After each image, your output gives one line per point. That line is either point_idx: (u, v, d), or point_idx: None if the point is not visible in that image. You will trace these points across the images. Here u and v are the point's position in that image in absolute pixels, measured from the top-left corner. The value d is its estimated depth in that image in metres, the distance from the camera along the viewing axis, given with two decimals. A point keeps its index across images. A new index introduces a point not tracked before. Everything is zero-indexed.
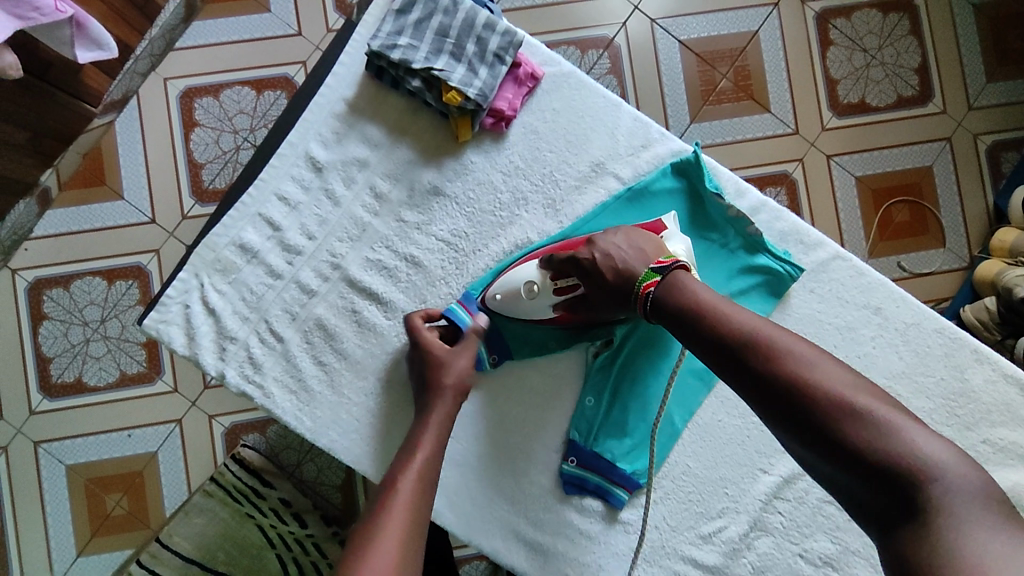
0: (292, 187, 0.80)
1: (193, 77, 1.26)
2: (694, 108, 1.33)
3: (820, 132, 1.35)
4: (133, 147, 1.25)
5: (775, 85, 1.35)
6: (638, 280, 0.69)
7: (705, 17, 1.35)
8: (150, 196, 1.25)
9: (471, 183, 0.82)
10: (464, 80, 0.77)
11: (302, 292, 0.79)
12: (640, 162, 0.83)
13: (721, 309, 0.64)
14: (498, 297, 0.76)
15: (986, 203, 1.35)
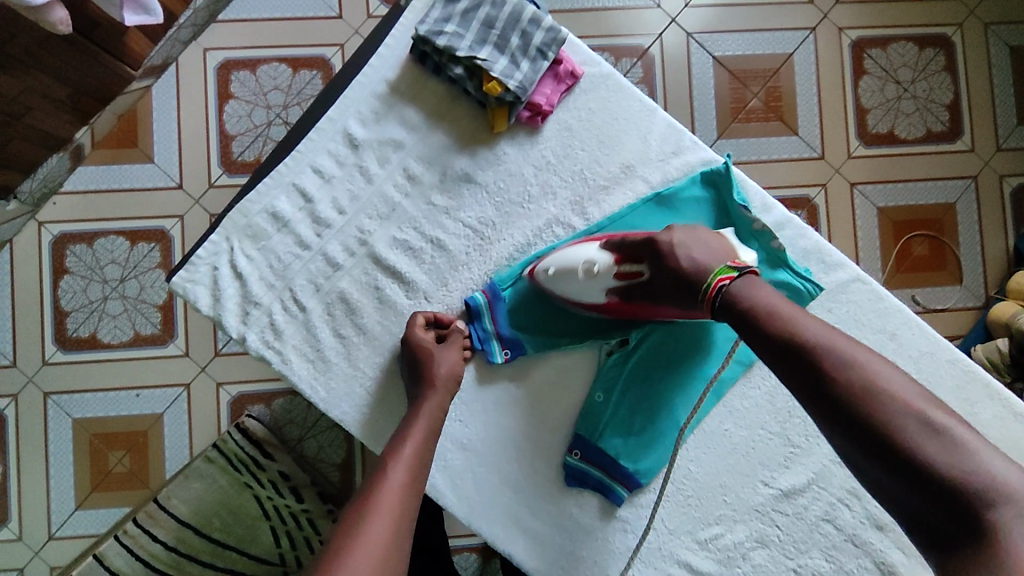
0: (327, 160, 0.80)
1: (235, 50, 1.29)
2: (722, 125, 1.35)
3: (846, 159, 1.36)
4: (167, 113, 1.28)
5: (805, 108, 1.36)
6: (711, 273, 0.68)
7: (741, 35, 1.36)
8: (181, 162, 1.27)
9: (502, 173, 0.83)
10: (506, 72, 0.78)
11: (327, 265, 0.79)
12: (670, 169, 0.85)
13: (791, 316, 0.63)
14: (549, 270, 0.78)
15: (1006, 244, 1.36)
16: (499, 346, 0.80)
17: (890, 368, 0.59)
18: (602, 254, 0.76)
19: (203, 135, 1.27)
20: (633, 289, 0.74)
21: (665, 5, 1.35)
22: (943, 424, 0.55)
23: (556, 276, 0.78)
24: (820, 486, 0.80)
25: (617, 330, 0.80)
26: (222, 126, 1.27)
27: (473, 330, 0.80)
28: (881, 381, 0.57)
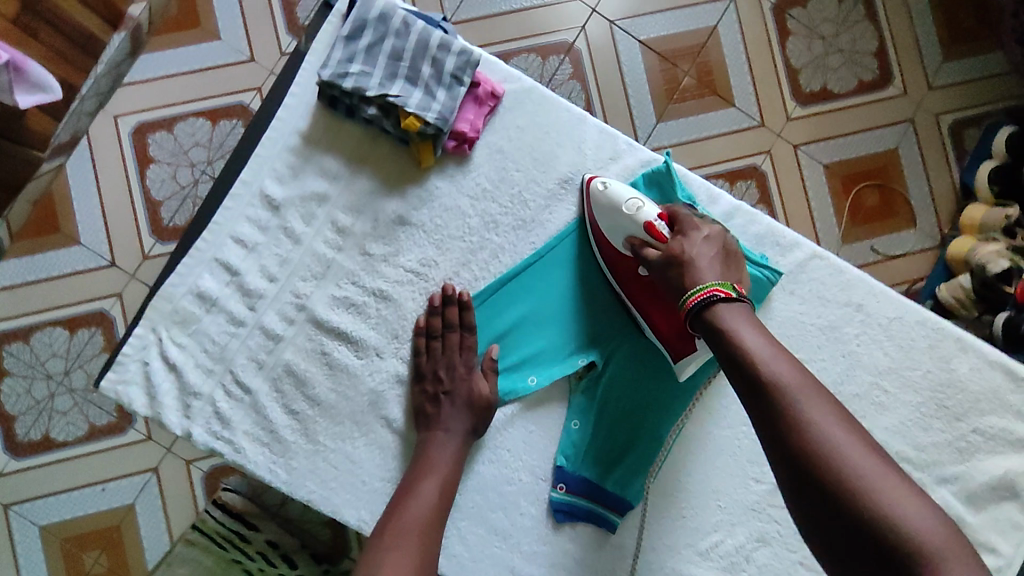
0: (247, 227, 0.75)
1: (149, 112, 1.22)
2: (659, 109, 1.34)
3: (785, 123, 1.35)
4: (86, 188, 1.20)
5: (737, 79, 1.35)
6: (716, 280, 0.67)
7: (662, 15, 1.35)
8: (109, 238, 1.20)
9: (438, 210, 0.78)
10: (422, 105, 0.73)
11: (267, 339, 0.74)
12: (610, 177, 0.82)
13: (763, 354, 0.60)
14: (601, 186, 0.77)
15: (952, 180, 1.36)
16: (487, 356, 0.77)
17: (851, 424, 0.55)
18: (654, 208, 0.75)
19: (129, 207, 1.21)
20: (644, 252, 0.73)
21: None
22: (899, 497, 0.50)
23: (602, 200, 0.76)
24: None
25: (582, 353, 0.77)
26: (147, 195, 1.20)
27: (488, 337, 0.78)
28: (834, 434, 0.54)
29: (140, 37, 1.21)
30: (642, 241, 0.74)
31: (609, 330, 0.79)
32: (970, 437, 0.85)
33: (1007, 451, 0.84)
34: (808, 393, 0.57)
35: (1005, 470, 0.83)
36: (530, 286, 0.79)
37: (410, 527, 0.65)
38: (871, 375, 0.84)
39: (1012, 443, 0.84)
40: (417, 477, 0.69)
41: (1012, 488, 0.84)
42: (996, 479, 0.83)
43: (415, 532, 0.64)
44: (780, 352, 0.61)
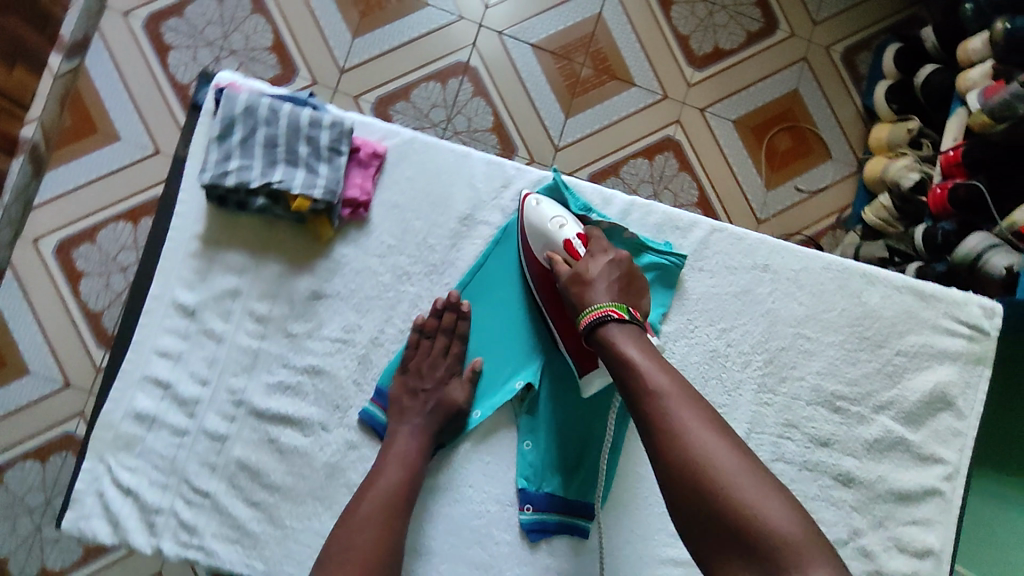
0: (169, 339, 0.77)
1: (65, 228, 1.23)
2: (565, 105, 1.41)
3: (687, 90, 1.45)
4: (22, 316, 1.20)
5: (632, 59, 1.44)
6: (608, 301, 0.72)
7: (545, 16, 1.43)
8: (57, 361, 1.20)
9: (349, 276, 0.81)
10: (307, 184, 0.76)
11: (213, 440, 0.76)
12: (505, 203, 0.85)
13: (644, 367, 0.66)
14: (532, 201, 0.81)
15: (857, 106, 1.46)
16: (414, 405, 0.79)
17: (718, 429, 0.61)
18: (576, 226, 0.79)
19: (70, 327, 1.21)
20: (557, 263, 0.77)
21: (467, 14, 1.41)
22: (751, 490, 0.56)
23: (534, 214, 0.80)
24: (756, 432, 0.86)
25: (518, 377, 0.82)
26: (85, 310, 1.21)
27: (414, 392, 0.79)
28: (700, 439, 0.60)
29: (40, 158, 1.24)
30: (558, 257, 0.78)
31: (536, 356, 0.82)
32: (897, 360, 0.90)
33: (931, 364, 0.90)
34: (680, 403, 0.63)
35: (934, 382, 0.89)
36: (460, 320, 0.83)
37: (361, 518, 0.69)
38: (792, 326, 0.89)
39: (933, 356, 0.90)
40: (376, 471, 0.74)
41: (944, 398, 0.89)
42: (928, 392, 0.89)
43: (369, 525, 0.69)
44: (661, 364, 0.66)
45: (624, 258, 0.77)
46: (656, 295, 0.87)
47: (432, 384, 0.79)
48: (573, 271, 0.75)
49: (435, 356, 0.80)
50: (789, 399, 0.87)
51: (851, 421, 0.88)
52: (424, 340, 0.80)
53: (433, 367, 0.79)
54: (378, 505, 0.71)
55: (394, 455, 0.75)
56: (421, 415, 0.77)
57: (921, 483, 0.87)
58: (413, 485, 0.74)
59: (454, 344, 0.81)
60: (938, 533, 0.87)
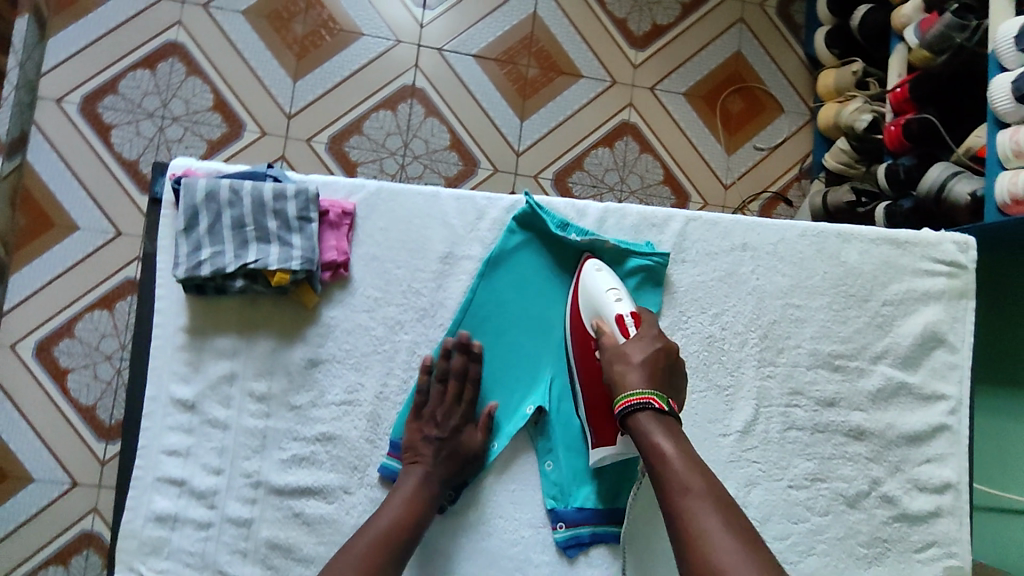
0: (174, 436, 0.77)
1: (42, 326, 1.24)
2: (518, 108, 1.47)
3: (635, 71, 1.52)
4: (14, 425, 1.21)
5: (575, 52, 1.50)
6: (653, 390, 0.71)
7: (482, 25, 1.47)
8: (60, 461, 1.21)
9: (342, 337, 0.81)
10: (283, 257, 0.75)
11: (238, 526, 0.76)
12: (483, 235, 0.86)
13: (680, 467, 0.66)
14: (597, 266, 0.82)
15: (800, 58, 1.55)
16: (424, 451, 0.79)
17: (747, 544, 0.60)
18: (627, 303, 0.79)
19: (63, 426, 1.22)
20: (602, 336, 0.78)
21: (405, 37, 1.45)
22: None
23: (595, 276, 0.81)
24: (765, 407, 0.87)
25: (529, 401, 0.83)
26: (75, 405, 1.22)
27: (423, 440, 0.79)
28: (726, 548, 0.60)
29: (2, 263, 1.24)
30: (608, 330, 0.78)
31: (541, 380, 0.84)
32: (886, 309, 0.92)
33: (918, 307, 0.92)
34: (712, 509, 0.63)
35: (924, 324, 0.91)
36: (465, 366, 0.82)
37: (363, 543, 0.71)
38: (779, 298, 0.90)
39: (919, 299, 0.92)
40: (386, 499, 0.75)
41: (936, 337, 0.92)
42: (921, 335, 0.91)
43: (369, 549, 0.70)
44: (696, 465, 0.67)
45: (670, 347, 0.76)
46: (647, 295, 0.87)
47: (445, 431, 0.79)
48: (616, 350, 0.75)
49: (449, 404, 0.80)
50: (790, 367, 0.89)
51: (852, 377, 0.90)
52: (435, 385, 0.80)
53: (446, 414, 0.80)
54: (377, 536, 0.71)
55: (405, 494, 0.75)
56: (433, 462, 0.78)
57: (928, 422, 0.90)
58: (418, 515, 0.74)
59: (467, 389, 0.82)
60: (952, 465, 0.90)
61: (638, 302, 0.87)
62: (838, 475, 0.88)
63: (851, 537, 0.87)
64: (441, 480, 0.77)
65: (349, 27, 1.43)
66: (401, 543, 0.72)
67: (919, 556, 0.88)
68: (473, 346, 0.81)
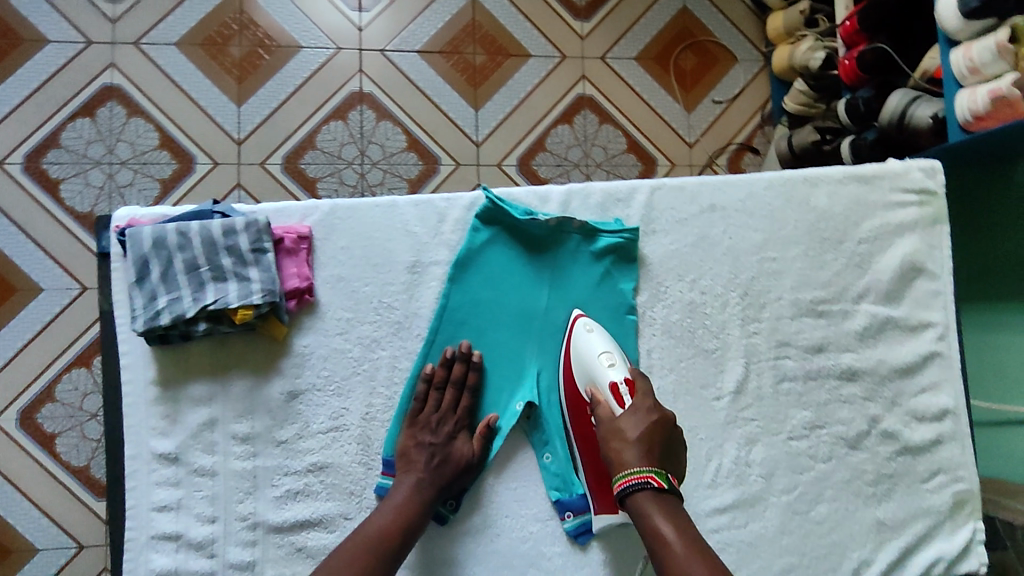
0: (163, 491, 0.75)
1: (19, 397, 1.22)
2: (471, 97, 1.45)
3: (583, 43, 1.50)
4: (11, 499, 1.19)
5: (519, 32, 1.48)
6: (652, 466, 0.71)
7: (422, 20, 1.44)
8: (63, 527, 1.20)
9: (318, 364, 0.79)
10: (243, 294, 0.73)
11: (242, 570, 0.75)
12: (447, 237, 0.83)
13: (679, 552, 0.66)
14: (588, 328, 0.80)
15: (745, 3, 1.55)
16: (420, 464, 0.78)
17: None
18: (624, 371, 0.77)
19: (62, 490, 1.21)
20: (598, 406, 0.77)
21: (345, 42, 1.41)
22: None
23: (583, 344, 0.79)
24: (754, 363, 0.87)
25: (519, 396, 0.82)
26: (69, 469, 1.21)
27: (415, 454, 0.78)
28: None
29: None
30: (602, 399, 0.77)
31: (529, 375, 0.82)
32: (862, 248, 0.91)
33: (894, 241, 0.92)
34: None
35: (902, 257, 0.91)
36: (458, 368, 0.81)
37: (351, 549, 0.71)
38: (755, 254, 0.89)
39: (893, 232, 0.92)
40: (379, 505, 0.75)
41: (915, 267, 0.91)
42: (899, 268, 0.91)
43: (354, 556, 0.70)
44: (697, 551, 0.67)
45: (668, 419, 0.74)
46: (623, 270, 0.85)
47: (440, 439, 0.77)
48: (612, 425, 0.74)
49: (444, 412, 0.79)
50: (774, 321, 0.88)
51: (836, 320, 0.89)
52: (433, 392, 0.79)
53: (442, 421, 0.78)
54: (364, 543, 0.71)
55: (394, 502, 0.74)
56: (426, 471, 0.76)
57: (918, 352, 0.90)
58: (407, 524, 0.73)
59: (464, 396, 0.80)
60: (947, 392, 0.91)
61: (616, 279, 0.85)
62: (835, 419, 0.88)
63: (856, 478, 0.88)
64: (434, 489, 0.75)
65: (286, 42, 1.39)
66: (389, 550, 0.71)
67: (925, 485, 0.90)
68: (474, 354, 0.80)
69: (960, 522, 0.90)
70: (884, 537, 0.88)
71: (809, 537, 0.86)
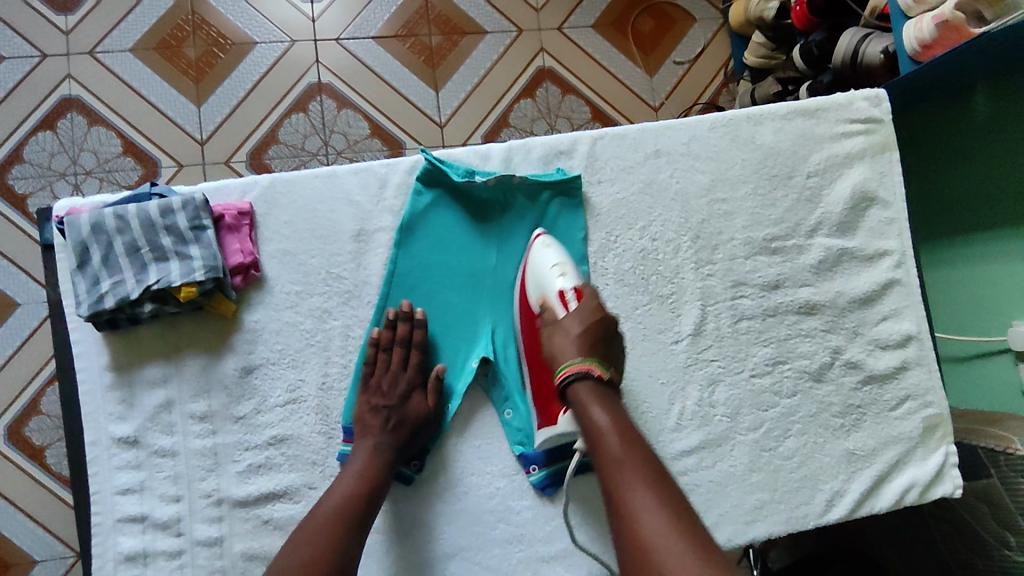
0: (125, 475, 0.76)
1: (3, 415, 1.22)
2: (430, 79, 1.44)
3: (538, 16, 1.50)
4: (4, 513, 1.20)
5: (474, 10, 1.47)
6: (585, 358, 0.72)
7: (375, 5, 1.44)
8: (60, 536, 1.21)
9: (270, 339, 0.79)
10: (185, 271, 0.73)
11: (209, 546, 0.76)
12: (390, 203, 0.82)
13: (611, 438, 0.68)
14: (543, 240, 0.81)
15: None
16: None
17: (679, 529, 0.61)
18: (572, 279, 0.78)
19: (56, 500, 1.21)
20: (545, 313, 0.78)
21: (300, 34, 1.41)
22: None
23: (537, 257, 0.80)
24: (712, 306, 0.87)
25: (473, 354, 0.82)
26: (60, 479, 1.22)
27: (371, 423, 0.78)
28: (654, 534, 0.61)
29: None
30: (550, 305, 0.78)
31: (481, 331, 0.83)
32: (813, 181, 0.90)
33: (846, 172, 0.91)
34: (642, 478, 0.65)
35: (854, 187, 0.90)
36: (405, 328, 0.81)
37: (316, 519, 0.70)
38: (704, 196, 0.88)
39: (844, 164, 0.91)
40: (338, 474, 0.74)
41: (867, 196, 0.91)
42: (852, 199, 0.90)
43: (322, 525, 0.69)
44: (630, 435, 0.68)
45: (608, 319, 0.76)
46: (570, 221, 0.85)
47: (394, 400, 0.77)
48: (553, 323, 0.76)
49: (394, 372, 0.78)
50: (728, 262, 0.87)
51: (792, 255, 0.89)
52: (381, 353, 0.79)
53: (393, 381, 0.78)
54: (329, 513, 0.70)
55: (356, 468, 0.74)
56: (383, 433, 0.76)
57: (876, 281, 0.90)
58: (371, 490, 0.73)
59: (413, 354, 0.80)
60: (910, 318, 0.90)
61: (563, 231, 0.85)
62: (798, 354, 0.88)
63: (823, 411, 0.88)
64: (393, 450, 0.76)
65: (241, 39, 1.39)
66: (355, 517, 0.71)
67: (894, 413, 0.89)
68: (416, 312, 0.80)
69: (932, 448, 0.90)
70: (855, 467, 0.88)
71: (779, 472, 0.86)
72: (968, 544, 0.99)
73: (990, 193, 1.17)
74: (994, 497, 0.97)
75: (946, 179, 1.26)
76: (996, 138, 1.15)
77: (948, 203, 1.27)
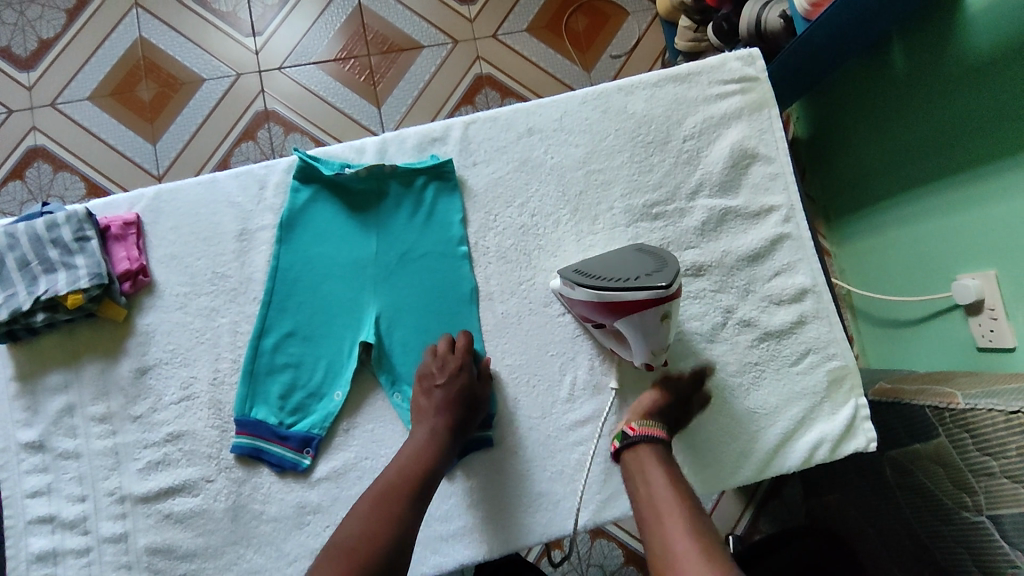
0: (33, 478, 0.81)
1: None
2: (372, 97, 1.48)
3: (473, 25, 1.52)
4: None
5: (409, 27, 1.51)
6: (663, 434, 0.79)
7: (312, 32, 1.48)
8: None
9: (162, 340, 0.83)
10: (71, 280, 0.78)
11: (114, 542, 0.79)
12: (271, 202, 0.87)
13: (643, 463, 0.76)
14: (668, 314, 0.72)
15: None
16: (268, 440, 0.81)
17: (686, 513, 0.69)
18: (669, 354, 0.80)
19: None
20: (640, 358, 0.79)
21: (241, 68, 1.47)
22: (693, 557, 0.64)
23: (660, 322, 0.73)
24: None
25: (359, 340, 0.83)
26: None
27: (263, 424, 0.81)
28: (667, 518, 0.70)
29: None
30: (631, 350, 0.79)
31: (364, 319, 0.84)
32: (689, 144, 0.91)
33: (722, 131, 0.91)
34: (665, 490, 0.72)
35: (732, 146, 0.90)
36: (291, 334, 0.83)
37: (382, 487, 0.74)
38: (579, 168, 0.90)
39: (720, 125, 0.91)
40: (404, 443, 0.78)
41: (747, 153, 0.91)
42: (731, 158, 0.90)
43: (389, 493, 0.73)
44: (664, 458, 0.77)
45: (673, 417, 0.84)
46: (446, 203, 0.88)
47: (444, 379, 0.79)
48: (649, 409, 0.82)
49: (443, 356, 0.81)
50: (609, 232, 0.89)
51: (673, 219, 0.89)
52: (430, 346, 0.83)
53: (444, 363, 0.80)
54: (389, 480, 0.74)
55: (412, 443, 0.77)
56: (439, 414, 0.78)
57: (763, 237, 0.89)
58: (430, 460, 0.76)
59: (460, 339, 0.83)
60: (802, 271, 0.89)
61: (440, 212, 0.88)
62: (686, 316, 0.88)
63: (718, 370, 0.87)
64: (448, 431, 0.78)
65: (189, 77, 1.46)
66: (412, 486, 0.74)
67: (795, 368, 0.87)
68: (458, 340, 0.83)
69: (840, 402, 0.87)
70: (758, 427, 0.86)
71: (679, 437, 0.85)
72: (933, 512, 0.88)
73: (920, 150, 1.07)
74: (946, 457, 0.86)
75: (874, 143, 1.18)
76: (912, 94, 1.06)
77: (878, 168, 1.19)
